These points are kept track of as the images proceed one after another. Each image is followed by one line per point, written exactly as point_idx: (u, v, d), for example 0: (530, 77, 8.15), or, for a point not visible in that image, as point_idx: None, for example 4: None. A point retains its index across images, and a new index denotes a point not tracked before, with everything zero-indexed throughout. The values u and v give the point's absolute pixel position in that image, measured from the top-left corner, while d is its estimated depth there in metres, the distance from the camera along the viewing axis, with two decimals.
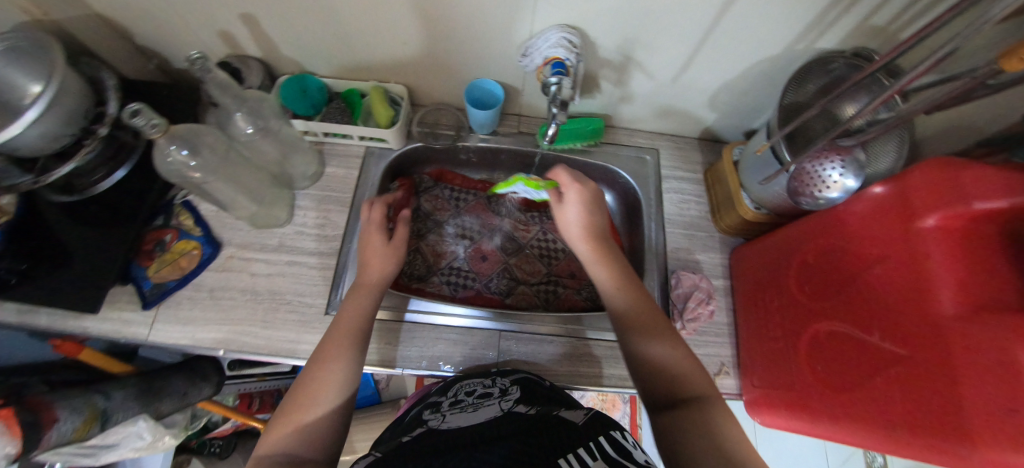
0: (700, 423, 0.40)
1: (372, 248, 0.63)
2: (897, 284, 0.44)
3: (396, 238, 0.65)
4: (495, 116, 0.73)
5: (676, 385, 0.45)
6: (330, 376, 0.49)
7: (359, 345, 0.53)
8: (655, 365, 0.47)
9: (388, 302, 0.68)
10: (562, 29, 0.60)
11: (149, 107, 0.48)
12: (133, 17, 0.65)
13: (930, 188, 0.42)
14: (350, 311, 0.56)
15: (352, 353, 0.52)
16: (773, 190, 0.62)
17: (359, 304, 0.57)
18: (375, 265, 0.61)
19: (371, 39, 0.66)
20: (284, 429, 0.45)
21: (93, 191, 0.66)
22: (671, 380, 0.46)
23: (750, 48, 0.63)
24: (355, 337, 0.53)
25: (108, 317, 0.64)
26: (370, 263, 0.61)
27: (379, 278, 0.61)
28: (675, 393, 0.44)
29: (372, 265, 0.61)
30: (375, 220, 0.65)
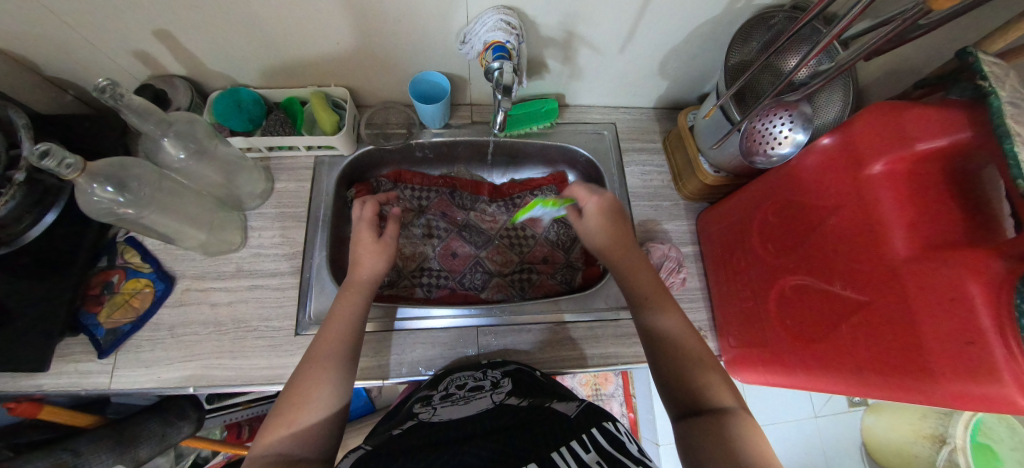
0: (721, 433, 0.40)
1: (361, 245, 0.60)
2: (852, 232, 0.46)
3: (386, 233, 0.62)
4: (445, 109, 0.71)
5: (699, 391, 0.45)
6: (325, 378, 0.47)
7: (354, 346, 0.51)
8: (677, 365, 0.47)
9: (375, 314, 0.67)
10: (498, 12, 0.58)
11: (57, 145, 0.43)
12: (33, 46, 0.60)
13: (878, 133, 0.43)
14: (338, 311, 0.53)
15: (346, 354, 0.50)
16: (728, 151, 0.62)
17: (345, 308, 0.54)
18: (365, 266, 0.58)
19: (302, 42, 0.62)
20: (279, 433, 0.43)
21: (23, 240, 0.58)
22: (686, 381, 0.46)
23: (692, 11, 0.62)
24: (346, 341, 0.51)
25: (63, 370, 0.61)
26: (358, 265, 0.58)
27: (368, 275, 0.58)
28: (699, 400, 0.44)
29: (361, 266, 0.58)
30: (365, 219, 0.62)
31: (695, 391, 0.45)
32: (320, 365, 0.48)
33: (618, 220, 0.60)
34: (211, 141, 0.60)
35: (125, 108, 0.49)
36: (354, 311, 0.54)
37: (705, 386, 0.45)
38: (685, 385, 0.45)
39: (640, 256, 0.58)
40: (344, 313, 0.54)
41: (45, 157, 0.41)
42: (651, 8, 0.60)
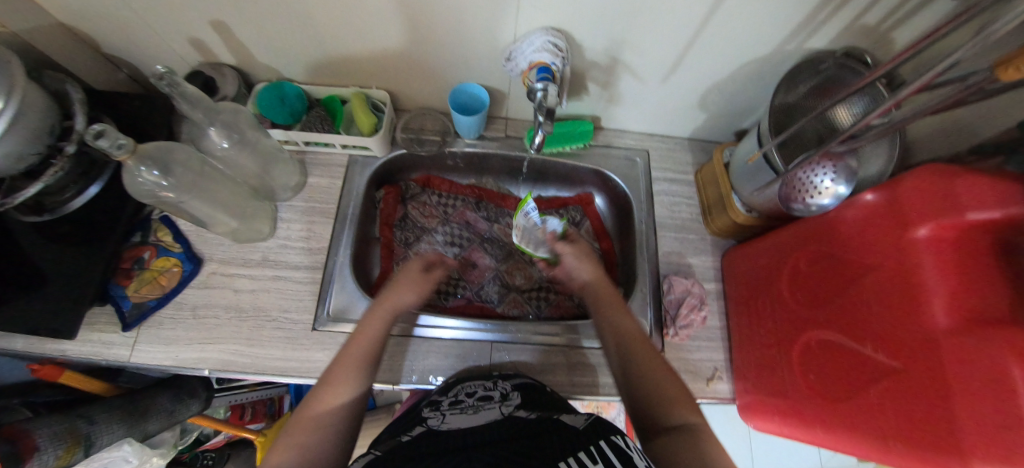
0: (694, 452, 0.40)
1: (405, 276, 0.62)
2: (889, 295, 0.44)
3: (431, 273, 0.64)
4: (481, 121, 0.72)
5: (662, 411, 0.44)
6: (336, 404, 0.46)
7: (369, 369, 0.51)
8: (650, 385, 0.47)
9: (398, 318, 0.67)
10: (546, 33, 0.58)
11: (113, 127, 0.45)
12: (98, 26, 0.63)
13: (926, 198, 0.41)
14: (361, 332, 0.54)
15: (360, 382, 0.49)
16: (766, 194, 0.61)
17: (369, 328, 0.54)
18: (400, 293, 0.59)
19: (353, 43, 0.64)
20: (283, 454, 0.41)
21: (65, 209, 0.63)
22: (659, 405, 0.45)
23: (740, 48, 0.62)
24: (363, 369, 0.50)
25: (88, 339, 0.63)
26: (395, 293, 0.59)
27: (397, 302, 0.59)
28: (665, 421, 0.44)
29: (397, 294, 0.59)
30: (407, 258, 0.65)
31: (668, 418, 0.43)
32: (332, 389, 0.47)
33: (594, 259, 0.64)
34: (253, 132, 0.61)
35: (180, 96, 0.50)
36: (375, 333, 0.54)
37: (670, 403, 0.45)
38: (657, 414, 0.44)
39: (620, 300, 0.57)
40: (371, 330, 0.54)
41: (99, 137, 0.43)
42: (699, 42, 0.61)
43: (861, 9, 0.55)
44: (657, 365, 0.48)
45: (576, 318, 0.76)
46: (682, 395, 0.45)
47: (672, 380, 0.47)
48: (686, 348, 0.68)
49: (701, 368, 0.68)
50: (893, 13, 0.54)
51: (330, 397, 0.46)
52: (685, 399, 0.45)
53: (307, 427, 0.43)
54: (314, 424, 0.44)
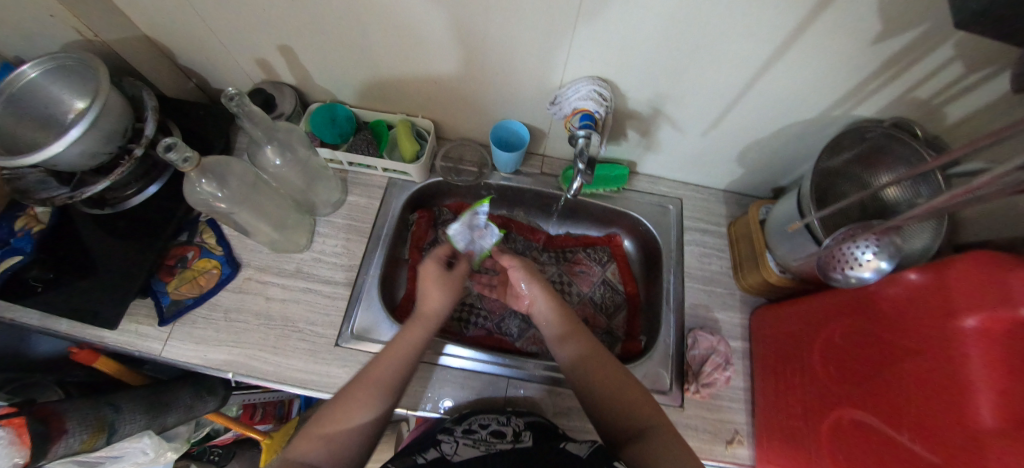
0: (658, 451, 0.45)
1: (428, 281, 0.60)
2: (931, 384, 0.41)
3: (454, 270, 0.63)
4: (519, 157, 0.74)
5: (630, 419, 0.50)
6: (365, 408, 0.49)
7: (387, 401, 0.51)
8: (609, 395, 0.52)
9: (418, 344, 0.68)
10: (592, 82, 0.61)
11: (182, 141, 0.48)
12: (181, 41, 0.69)
13: (977, 287, 0.39)
14: (399, 341, 0.55)
15: (391, 391, 0.51)
16: (803, 258, 0.60)
17: (407, 338, 0.56)
18: (434, 299, 0.59)
19: (409, 75, 0.68)
20: (313, 445, 0.45)
21: (125, 205, 0.68)
22: (626, 414, 0.51)
23: (782, 111, 0.62)
24: (394, 379, 0.52)
25: (126, 329, 0.66)
26: (428, 300, 0.59)
27: (438, 307, 0.59)
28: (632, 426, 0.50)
29: (430, 303, 0.59)
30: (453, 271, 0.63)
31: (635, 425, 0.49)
32: (364, 391, 0.50)
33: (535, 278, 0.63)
34: (302, 146, 0.64)
35: (245, 114, 0.54)
36: (411, 346, 0.55)
37: (630, 409, 0.51)
38: (628, 423, 0.50)
39: (583, 330, 0.60)
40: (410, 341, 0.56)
41: (169, 150, 0.47)
42: (741, 101, 0.62)
43: (911, 84, 0.55)
44: (615, 373, 0.55)
45: None
46: (645, 403, 0.51)
47: (631, 385, 0.53)
48: (706, 407, 0.66)
49: (721, 429, 0.65)
50: (945, 91, 0.54)
51: (362, 401, 0.49)
52: (648, 406, 0.51)
53: (335, 422, 0.47)
54: (343, 422, 0.47)
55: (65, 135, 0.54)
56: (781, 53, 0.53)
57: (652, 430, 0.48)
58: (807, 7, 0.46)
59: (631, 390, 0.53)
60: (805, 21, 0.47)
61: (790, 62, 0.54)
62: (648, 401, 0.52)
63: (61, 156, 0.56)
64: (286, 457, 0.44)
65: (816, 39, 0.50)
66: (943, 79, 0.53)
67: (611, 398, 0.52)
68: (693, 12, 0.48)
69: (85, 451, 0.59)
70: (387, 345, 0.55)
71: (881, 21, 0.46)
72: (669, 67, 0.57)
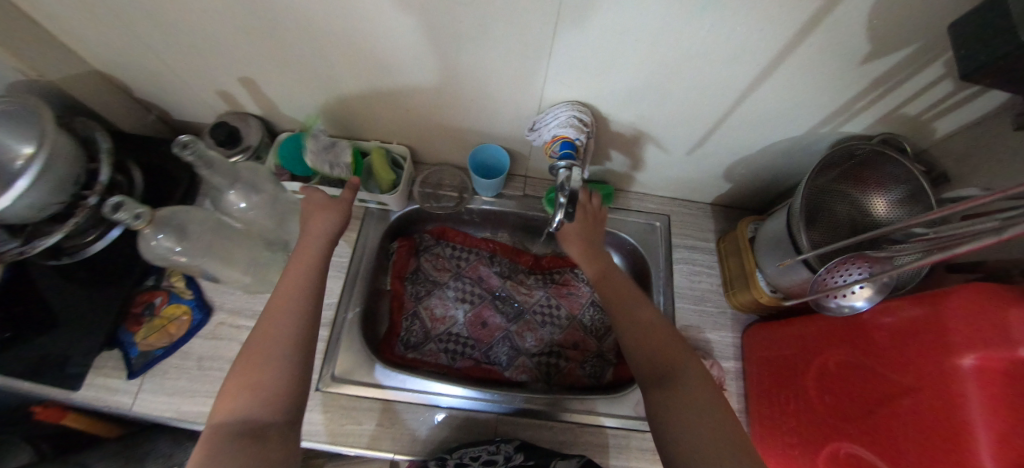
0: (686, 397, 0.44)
1: (314, 216, 0.57)
2: (930, 424, 0.40)
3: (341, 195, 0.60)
4: (500, 182, 0.71)
5: (658, 364, 0.48)
6: (273, 348, 0.45)
7: (304, 320, 0.48)
8: (637, 336, 0.51)
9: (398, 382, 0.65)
10: (571, 106, 0.58)
11: (132, 197, 0.45)
12: (134, 75, 0.64)
13: (975, 324, 0.38)
14: (292, 274, 0.52)
15: (296, 324, 0.48)
16: (793, 282, 0.58)
17: (293, 276, 0.52)
18: (320, 223, 0.57)
19: (381, 102, 0.64)
20: (239, 397, 0.42)
21: (86, 252, 0.64)
22: (652, 359, 0.49)
23: (770, 127, 0.60)
24: (299, 307, 0.49)
25: (93, 383, 0.63)
26: (316, 227, 0.57)
27: (327, 229, 0.57)
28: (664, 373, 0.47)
29: (318, 227, 0.57)
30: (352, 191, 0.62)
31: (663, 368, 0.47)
32: (264, 337, 0.46)
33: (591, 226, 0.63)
34: (269, 185, 0.62)
35: (200, 163, 0.51)
36: (290, 278, 0.52)
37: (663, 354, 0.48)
38: (659, 364, 0.48)
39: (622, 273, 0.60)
40: (297, 273, 0.52)
41: (118, 209, 0.44)
42: (728, 120, 0.59)
43: (901, 100, 0.53)
44: (646, 323, 0.52)
45: (587, 388, 0.73)
46: (675, 347, 0.49)
47: (664, 335, 0.51)
48: None
49: None
50: (936, 106, 0.52)
51: (262, 345, 0.45)
52: (678, 353, 0.49)
53: (251, 370, 0.44)
54: (257, 366, 0.44)
55: (11, 188, 0.50)
56: (768, 74, 0.50)
57: (680, 375, 0.46)
58: (794, 29, 0.43)
59: (662, 340, 0.50)
60: (792, 43, 0.45)
61: (777, 82, 0.51)
62: (683, 351, 0.49)
63: (8, 211, 0.52)
64: (213, 425, 0.41)
65: (805, 60, 0.47)
66: (933, 96, 0.51)
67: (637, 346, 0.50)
68: (676, 35, 0.45)
69: None
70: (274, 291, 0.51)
71: (870, 41, 0.44)
72: (652, 89, 0.55)
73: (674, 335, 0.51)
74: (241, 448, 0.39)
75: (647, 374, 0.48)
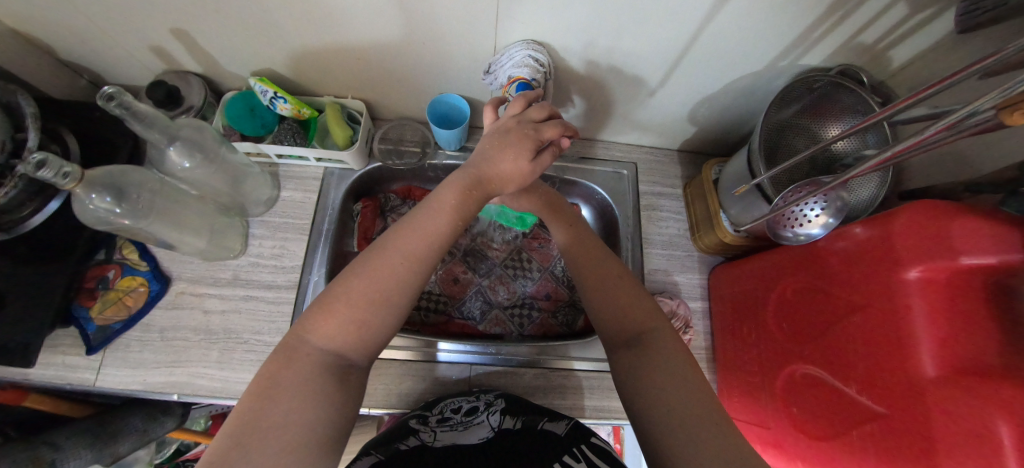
0: (649, 361, 0.44)
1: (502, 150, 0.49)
2: (876, 335, 0.42)
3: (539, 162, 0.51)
4: (462, 133, 0.69)
5: (626, 322, 0.48)
6: (388, 292, 0.41)
7: (420, 276, 0.44)
8: (606, 294, 0.50)
9: None
10: (527, 46, 0.56)
11: (56, 154, 0.42)
12: (52, 33, 0.58)
13: (921, 237, 0.39)
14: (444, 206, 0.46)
15: (412, 281, 0.43)
16: (752, 215, 0.59)
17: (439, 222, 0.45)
18: (504, 165, 0.49)
19: (328, 54, 0.61)
20: (339, 331, 0.40)
21: (23, 227, 0.57)
22: (623, 321, 0.48)
23: (733, 60, 0.59)
24: (421, 263, 0.44)
25: (50, 362, 0.60)
26: (500, 160, 0.49)
27: (512, 166, 0.49)
28: (630, 331, 0.47)
29: (505, 164, 0.49)
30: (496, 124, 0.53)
31: (634, 331, 0.47)
32: (384, 274, 0.42)
33: (554, 212, 0.61)
34: (216, 144, 0.58)
35: (131, 117, 0.48)
36: (449, 217, 0.46)
37: (626, 310, 0.49)
38: (629, 327, 0.48)
39: (600, 244, 0.56)
40: (450, 208, 0.46)
41: (41, 167, 0.41)
42: (690, 54, 0.58)
43: (859, 27, 0.52)
44: (614, 285, 0.51)
45: (561, 336, 0.75)
46: (638, 307, 0.49)
47: (634, 295, 0.50)
48: None
49: None
50: (891, 32, 0.52)
51: (381, 284, 0.41)
52: (650, 312, 0.48)
53: (357, 306, 0.40)
54: (367, 308, 0.41)
55: None
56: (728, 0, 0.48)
57: (652, 336, 0.46)
58: None
59: (633, 301, 0.49)
60: None
61: (738, 8, 0.50)
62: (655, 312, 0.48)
63: None
64: (302, 336, 0.40)
65: None
66: (888, 21, 0.51)
67: (607, 311, 0.50)
68: None
69: None
70: (420, 206, 0.47)
71: None
72: (613, 25, 0.53)
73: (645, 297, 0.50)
74: (319, 404, 0.37)
75: (616, 341, 0.48)
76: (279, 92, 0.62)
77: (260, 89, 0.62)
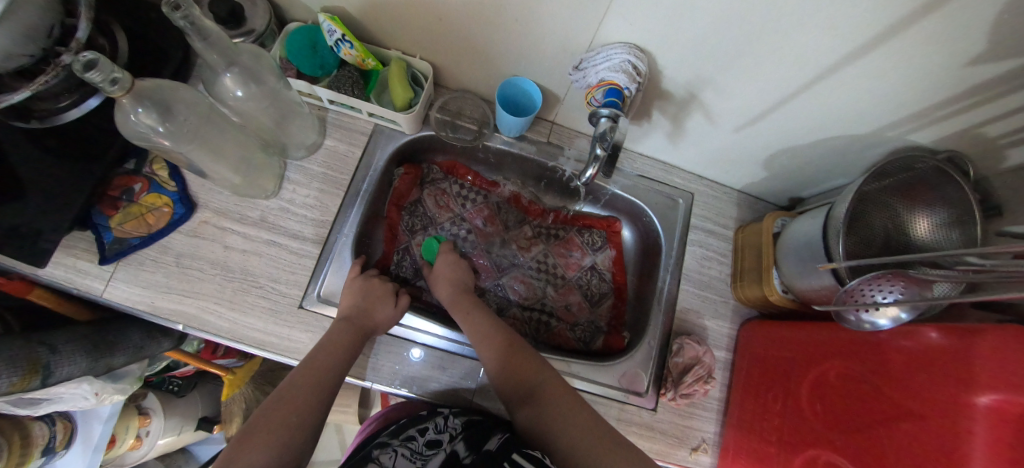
0: (545, 418, 0.51)
1: (375, 306, 0.60)
2: (923, 449, 0.39)
3: (402, 304, 0.62)
4: (527, 123, 0.65)
5: (520, 381, 0.54)
6: (299, 407, 0.46)
7: (328, 391, 0.49)
8: (489, 355, 0.57)
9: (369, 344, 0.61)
10: (627, 50, 0.51)
11: (107, 57, 0.38)
12: None
13: (1006, 364, 0.35)
14: (326, 346, 0.53)
15: (318, 406, 0.47)
16: (810, 282, 0.56)
17: (328, 353, 0.53)
18: (376, 310, 0.59)
19: (408, 8, 0.55)
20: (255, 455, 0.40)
21: (57, 120, 0.55)
22: (516, 378, 0.55)
23: (837, 117, 0.54)
24: (325, 383, 0.50)
25: (61, 262, 0.58)
26: (373, 312, 0.59)
27: (378, 320, 0.59)
28: (523, 389, 0.54)
29: (377, 315, 0.59)
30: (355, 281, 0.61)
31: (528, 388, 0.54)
32: (289, 407, 0.45)
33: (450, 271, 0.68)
34: (272, 78, 0.54)
35: (194, 30, 0.43)
36: (343, 349, 0.54)
37: (517, 369, 0.55)
38: (520, 383, 0.54)
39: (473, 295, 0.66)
40: (333, 343, 0.54)
41: (91, 69, 0.37)
42: (794, 99, 0.53)
43: (988, 117, 0.47)
44: (507, 341, 0.58)
45: (574, 352, 0.73)
46: (528, 364, 0.56)
47: (518, 348, 0.57)
48: (677, 413, 0.66)
49: (690, 436, 0.65)
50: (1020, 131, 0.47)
51: (295, 405, 0.46)
52: (533, 365, 0.56)
53: (274, 427, 0.43)
54: (281, 428, 0.43)
55: None
56: (865, 51, 0.44)
57: (539, 388, 0.54)
58: (918, 3, 0.36)
59: (522, 357, 0.56)
60: (908, 18, 0.38)
61: (872, 63, 0.45)
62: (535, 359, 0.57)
63: None
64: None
65: (920, 43, 0.41)
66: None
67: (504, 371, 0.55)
68: None
69: (17, 391, 0.55)
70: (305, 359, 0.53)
71: (991, 38, 0.38)
72: (726, 48, 0.48)
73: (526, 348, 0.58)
74: None
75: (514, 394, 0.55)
76: (347, 35, 0.57)
77: (326, 27, 0.56)
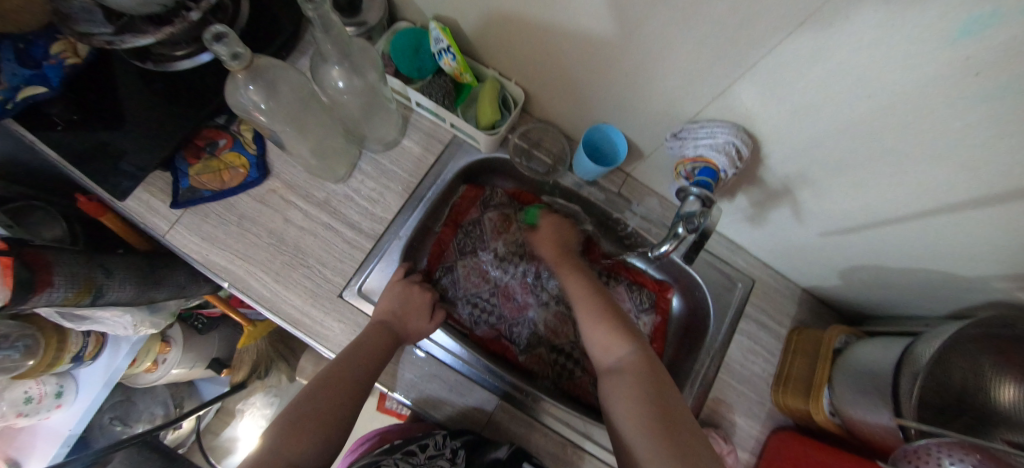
0: (618, 387, 0.53)
1: (411, 316, 0.60)
2: None
3: (436, 320, 0.63)
4: (604, 171, 0.63)
5: (603, 348, 0.59)
6: (336, 402, 0.49)
7: (358, 392, 0.51)
8: (587, 319, 0.62)
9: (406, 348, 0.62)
10: (733, 132, 0.49)
11: (235, 33, 0.39)
12: None
13: None
14: (362, 343, 0.55)
15: (351, 405, 0.50)
16: (866, 417, 0.51)
17: (362, 352, 0.54)
18: (412, 320, 0.60)
19: (520, 36, 0.55)
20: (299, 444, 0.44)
21: (169, 68, 0.57)
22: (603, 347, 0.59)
23: (938, 255, 0.50)
24: (358, 383, 0.51)
25: (137, 197, 0.61)
26: (407, 321, 0.60)
27: (415, 330, 0.60)
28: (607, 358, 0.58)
29: (410, 325, 0.60)
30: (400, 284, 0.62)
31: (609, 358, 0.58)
32: (329, 401, 0.49)
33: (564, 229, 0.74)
34: (373, 75, 0.54)
35: (321, 25, 0.44)
36: (375, 353, 0.54)
37: (603, 334, 0.60)
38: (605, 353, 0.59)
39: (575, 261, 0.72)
40: (369, 345, 0.55)
41: (217, 41, 0.38)
42: (899, 223, 0.49)
43: None
44: (590, 309, 0.62)
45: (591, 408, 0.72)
46: (611, 323, 0.60)
47: (610, 318, 0.60)
48: None
49: None
50: None
51: (332, 398, 0.49)
52: (617, 330, 0.59)
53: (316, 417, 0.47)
54: (321, 419, 0.47)
55: None
56: (991, 204, 0.39)
57: (618, 361, 0.56)
58: None
59: (598, 324, 0.61)
60: None
61: (996, 218, 0.40)
62: (629, 333, 0.59)
63: None
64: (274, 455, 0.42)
65: None
66: None
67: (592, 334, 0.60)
68: (918, 113, 0.36)
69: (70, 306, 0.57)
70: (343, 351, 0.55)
71: None
72: (839, 154, 0.46)
73: (623, 323, 0.60)
74: None
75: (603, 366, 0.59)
76: (452, 48, 0.57)
77: (434, 35, 0.57)
